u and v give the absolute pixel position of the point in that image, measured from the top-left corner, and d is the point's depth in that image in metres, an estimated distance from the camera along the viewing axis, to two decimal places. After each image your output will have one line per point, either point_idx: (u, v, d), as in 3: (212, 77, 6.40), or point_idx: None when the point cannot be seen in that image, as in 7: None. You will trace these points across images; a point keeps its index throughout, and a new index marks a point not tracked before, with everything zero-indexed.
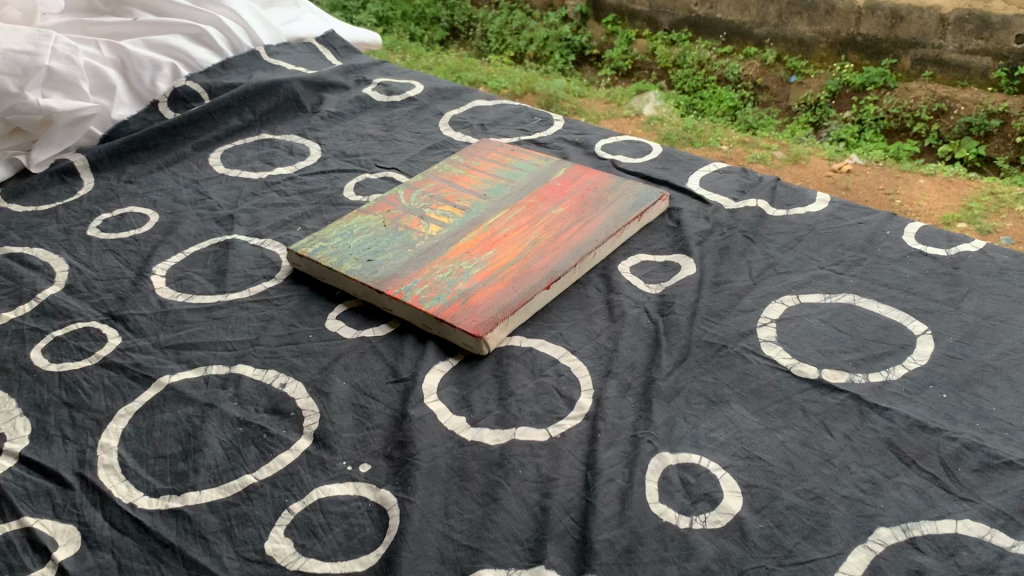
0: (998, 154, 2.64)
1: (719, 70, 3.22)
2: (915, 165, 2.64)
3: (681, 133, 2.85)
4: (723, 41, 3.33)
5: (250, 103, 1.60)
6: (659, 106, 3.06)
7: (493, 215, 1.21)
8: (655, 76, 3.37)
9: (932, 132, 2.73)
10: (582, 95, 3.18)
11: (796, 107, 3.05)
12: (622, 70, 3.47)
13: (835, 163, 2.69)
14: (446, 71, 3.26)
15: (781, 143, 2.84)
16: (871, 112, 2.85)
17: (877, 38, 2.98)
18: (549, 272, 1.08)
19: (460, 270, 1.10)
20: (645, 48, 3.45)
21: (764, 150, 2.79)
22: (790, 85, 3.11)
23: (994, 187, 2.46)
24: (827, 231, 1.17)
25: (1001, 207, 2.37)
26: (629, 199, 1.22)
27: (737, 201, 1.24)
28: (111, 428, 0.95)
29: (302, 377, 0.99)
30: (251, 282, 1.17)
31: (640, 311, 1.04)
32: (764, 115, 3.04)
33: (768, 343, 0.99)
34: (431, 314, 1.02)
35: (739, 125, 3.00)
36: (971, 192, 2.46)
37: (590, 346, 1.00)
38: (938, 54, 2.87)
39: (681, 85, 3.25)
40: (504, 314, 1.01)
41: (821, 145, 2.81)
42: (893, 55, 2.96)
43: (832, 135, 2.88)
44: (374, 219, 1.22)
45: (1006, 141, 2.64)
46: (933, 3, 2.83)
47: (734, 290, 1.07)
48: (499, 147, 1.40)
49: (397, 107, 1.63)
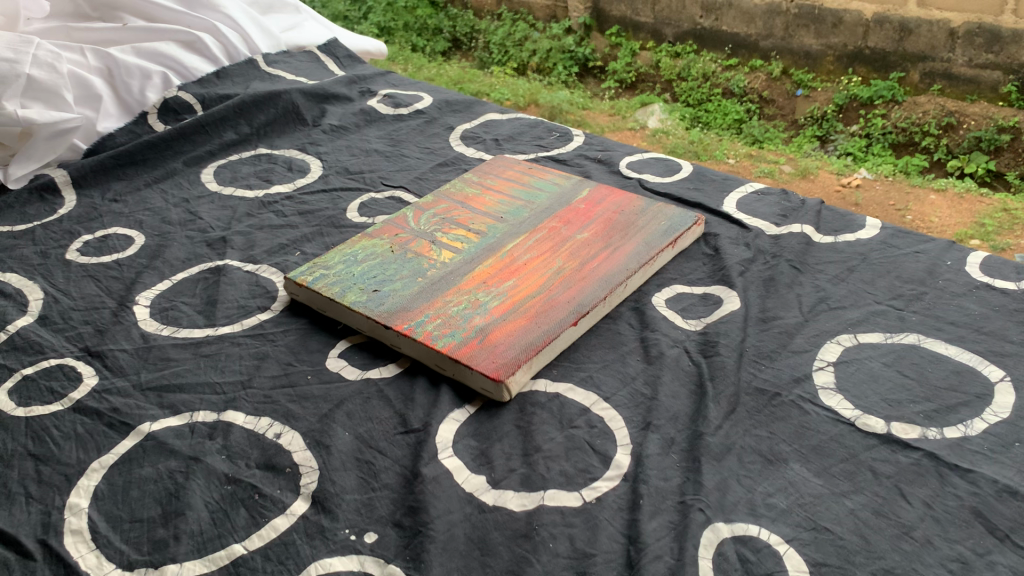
0: (1008, 171, 2.52)
1: (724, 83, 3.11)
2: (925, 182, 2.53)
3: (686, 145, 2.72)
4: (728, 54, 3.19)
5: (246, 115, 1.49)
6: (663, 119, 2.96)
7: (512, 240, 1.10)
8: (660, 88, 3.27)
9: (942, 146, 2.63)
10: (585, 107, 3.07)
11: (802, 120, 2.95)
12: (625, 83, 3.37)
13: (845, 177, 2.58)
14: (448, 81, 3.15)
15: (790, 157, 2.75)
16: (879, 125, 2.75)
17: (886, 51, 2.83)
18: (575, 306, 0.97)
19: (476, 303, 0.98)
20: (649, 60, 3.34)
21: (772, 162, 2.69)
22: (796, 98, 2.99)
23: (1007, 203, 2.35)
24: (881, 261, 1.06)
25: (1012, 224, 2.25)
26: (660, 223, 1.11)
27: (780, 226, 1.13)
28: (82, 486, 0.83)
29: (300, 426, 0.88)
30: (244, 314, 1.05)
31: (680, 352, 0.93)
32: (770, 128, 2.96)
33: (826, 391, 0.88)
34: (445, 354, 0.90)
35: (747, 138, 2.91)
36: (982, 209, 2.36)
37: (625, 392, 0.88)
38: (947, 69, 2.72)
39: (686, 97, 3.15)
40: (527, 354, 0.90)
41: (829, 159, 2.71)
42: (901, 68, 2.81)
43: (839, 148, 2.78)
44: (381, 244, 1.11)
45: (1016, 159, 2.52)
46: (942, 17, 2.65)
47: (784, 328, 0.96)
48: (516, 165, 1.29)
49: (404, 121, 1.53)
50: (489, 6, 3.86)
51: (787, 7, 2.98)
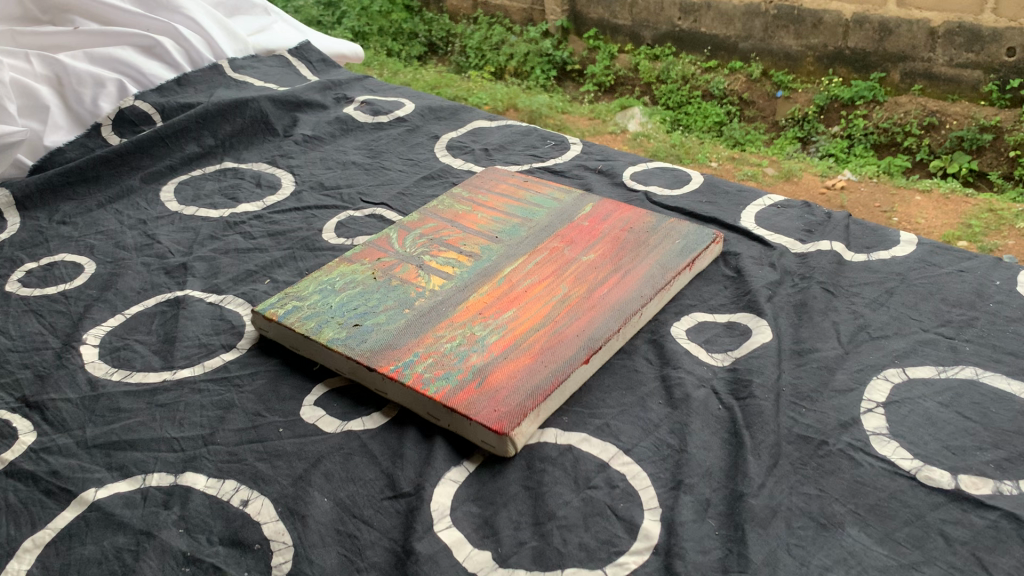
0: (990, 170, 2.44)
1: (704, 84, 3.01)
2: (911, 182, 2.43)
3: (668, 150, 2.62)
4: (707, 56, 3.07)
5: (210, 125, 1.35)
6: (644, 123, 2.84)
7: (509, 263, 0.98)
8: (639, 91, 3.16)
9: (923, 146, 2.53)
10: (564, 110, 2.94)
11: (782, 121, 2.85)
12: (604, 86, 3.25)
13: (828, 180, 2.47)
14: (424, 87, 3.03)
15: (771, 159, 2.64)
16: (860, 126, 2.65)
17: (866, 51, 2.71)
18: (586, 340, 0.85)
19: (472, 337, 0.86)
20: (628, 63, 3.21)
21: (754, 166, 2.57)
22: (776, 100, 2.89)
23: (992, 203, 2.25)
24: (922, 282, 0.95)
25: (1000, 224, 2.15)
26: (674, 242, 0.99)
27: (806, 243, 1.02)
28: (12, 571, 0.70)
29: (271, 491, 0.75)
30: (206, 354, 0.92)
31: (707, 393, 0.81)
32: (750, 131, 2.85)
33: (879, 437, 0.76)
34: (439, 400, 0.78)
35: (727, 141, 2.83)
36: (969, 210, 2.25)
37: (649, 444, 0.77)
38: (928, 68, 2.60)
39: (666, 100, 3.05)
40: (534, 400, 0.78)
41: (812, 161, 2.60)
42: (882, 68, 2.70)
43: (820, 149, 2.68)
44: (362, 269, 0.98)
45: (999, 157, 2.43)
46: (922, 16, 2.54)
47: (824, 362, 0.85)
48: (510, 177, 1.17)
49: (384, 129, 1.40)
50: (464, 10, 3.74)
51: (767, 7, 2.85)
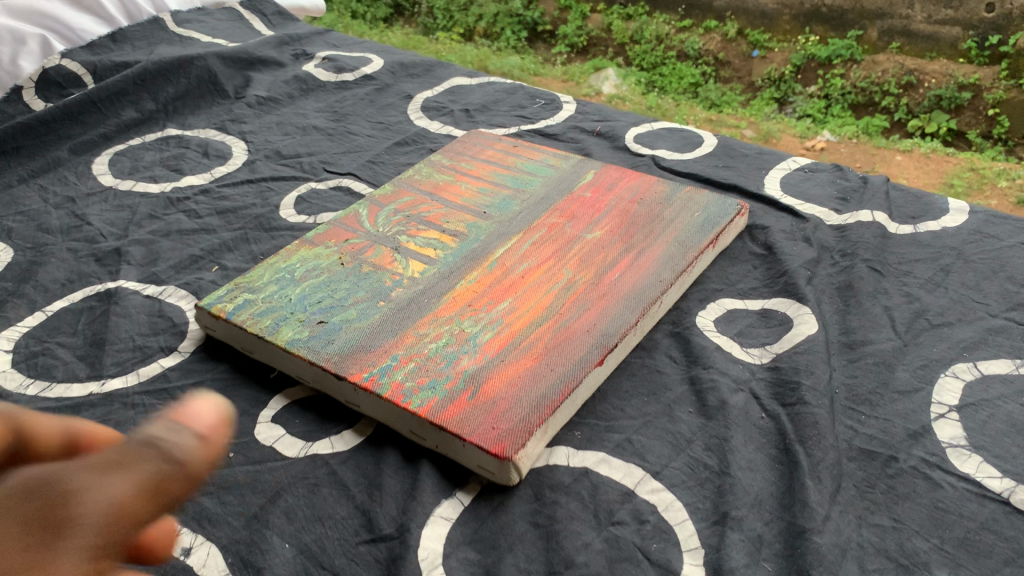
0: (968, 129, 2.16)
1: (679, 45, 2.64)
2: (891, 142, 2.18)
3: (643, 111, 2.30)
4: (682, 15, 2.70)
5: (150, 87, 1.18)
6: (618, 85, 2.53)
7: (501, 244, 0.83)
8: (612, 53, 2.77)
9: (900, 106, 2.23)
10: (536, 73, 2.64)
11: (758, 82, 2.48)
12: (577, 47, 2.83)
13: (807, 140, 2.22)
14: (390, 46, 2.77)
15: (748, 119, 2.36)
16: (837, 85, 2.32)
17: (842, 8, 2.38)
18: (598, 336, 0.70)
19: (461, 335, 0.71)
20: (600, 23, 2.81)
21: (731, 128, 2.29)
22: (752, 60, 2.52)
23: (974, 163, 2.05)
24: (982, 257, 0.82)
25: (983, 181, 1.97)
26: (693, 214, 0.85)
27: (843, 214, 0.89)
28: None
29: (220, 534, 0.61)
30: (142, 360, 0.77)
31: (746, 399, 0.68)
32: (726, 92, 2.50)
33: (957, 450, 0.63)
34: (424, 417, 0.63)
35: (703, 103, 2.48)
36: (951, 167, 2.04)
37: (682, 465, 0.63)
38: (905, 25, 2.27)
39: (640, 62, 2.66)
40: (541, 412, 0.63)
41: (789, 121, 2.31)
42: (858, 26, 2.35)
43: (797, 110, 2.36)
44: (327, 254, 0.83)
45: (977, 115, 2.15)
46: None
47: (880, 357, 0.71)
48: (496, 142, 1.02)
49: (350, 89, 1.24)
50: None
51: None
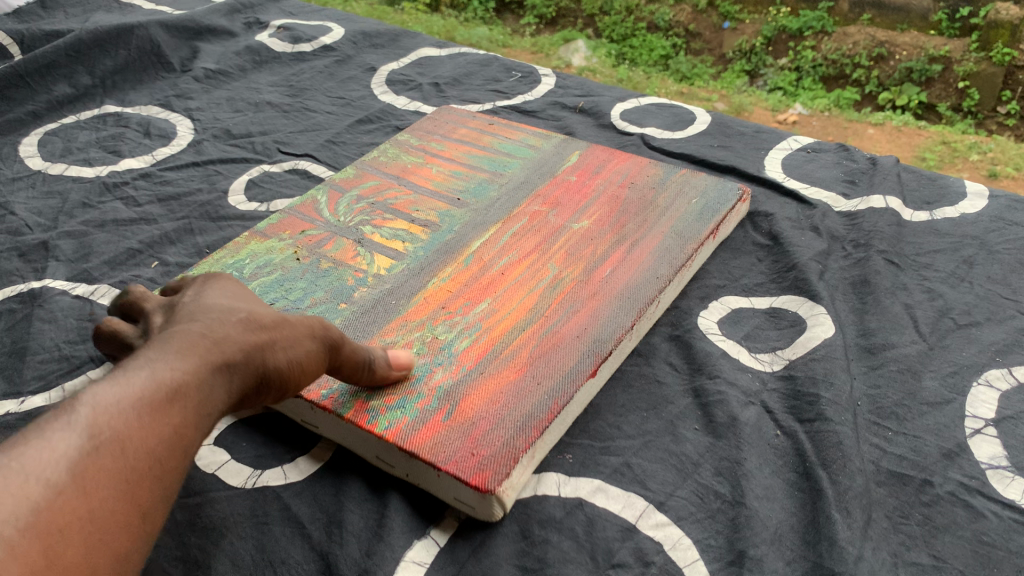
0: (939, 102, 1.89)
1: (649, 16, 2.33)
2: (863, 115, 1.89)
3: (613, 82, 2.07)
4: None
5: (85, 59, 1.07)
6: (590, 56, 2.25)
7: (478, 234, 0.74)
8: (581, 23, 2.45)
9: (871, 79, 1.94)
10: (505, 44, 2.37)
11: (729, 54, 2.21)
12: (545, 18, 2.52)
13: (779, 113, 1.93)
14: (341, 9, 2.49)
15: (719, 92, 2.07)
16: (808, 57, 2.03)
17: None
18: (590, 343, 0.62)
19: (434, 343, 0.62)
20: None
21: (703, 101, 2.00)
22: (723, 32, 2.24)
23: (946, 135, 1.77)
24: (1007, 248, 0.74)
25: (954, 156, 1.69)
26: (690, 201, 0.77)
27: (852, 199, 0.81)
28: None
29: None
30: (69, 372, 0.67)
31: (759, 413, 0.60)
32: (696, 64, 2.23)
33: (999, 473, 0.56)
34: (392, 442, 0.54)
35: (673, 76, 2.21)
36: (922, 141, 1.76)
37: (689, 494, 0.55)
38: None
39: (609, 35, 2.34)
40: (527, 435, 0.54)
41: (760, 94, 2.02)
42: None
43: (768, 84, 2.08)
44: (281, 247, 0.73)
45: (948, 88, 1.88)
46: None
47: (905, 363, 0.64)
48: (470, 119, 0.93)
49: (308, 61, 1.14)
50: None
51: None
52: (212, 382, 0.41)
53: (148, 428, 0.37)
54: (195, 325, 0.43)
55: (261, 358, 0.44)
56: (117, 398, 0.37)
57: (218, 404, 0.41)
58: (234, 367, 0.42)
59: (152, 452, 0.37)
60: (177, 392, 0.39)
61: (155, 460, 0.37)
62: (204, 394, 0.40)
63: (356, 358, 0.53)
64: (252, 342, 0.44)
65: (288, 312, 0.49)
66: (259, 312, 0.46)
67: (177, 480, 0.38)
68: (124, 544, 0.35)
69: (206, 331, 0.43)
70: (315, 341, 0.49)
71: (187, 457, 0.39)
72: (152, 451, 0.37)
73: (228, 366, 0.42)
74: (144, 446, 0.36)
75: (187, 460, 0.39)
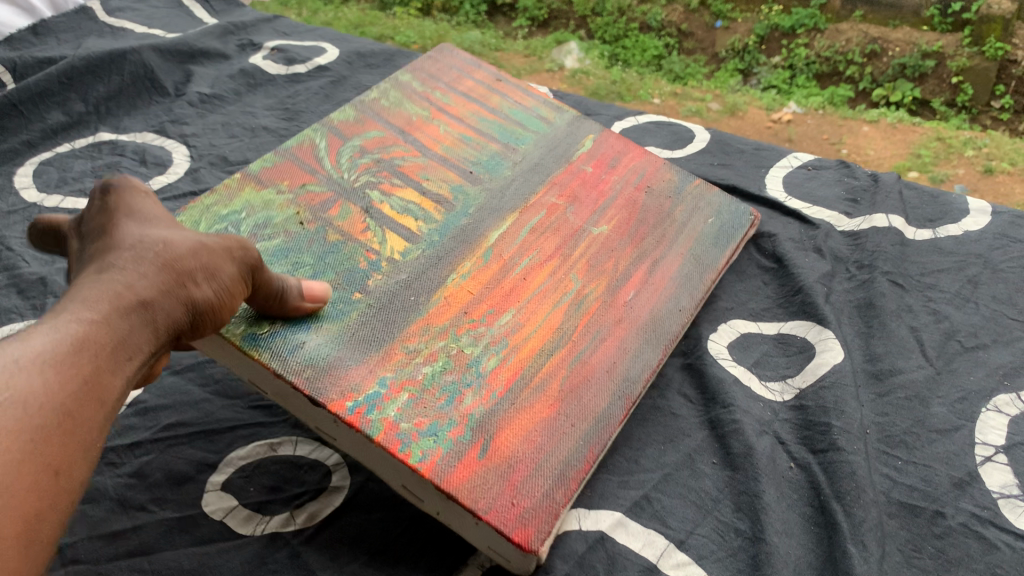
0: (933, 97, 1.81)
1: (641, 16, 2.13)
2: (858, 112, 1.81)
3: (607, 87, 1.95)
4: None
5: (79, 86, 1.06)
6: (583, 58, 2.08)
7: (496, 223, 0.68)
8: (574, 25, 2.23)
9: (865, 75, 1.85)
10: (495, 49, 2.17)
11: (722, 53, 2.04)
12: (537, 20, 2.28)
13: (775, 112, 1.83)
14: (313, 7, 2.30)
15: (713, 92, 1.94)
16: (801, 55, 1.92)
17: None
18: (619, 384, 0.59)
19: (461, 358, 0.57)
20: None
21: (696, 101, 1.90)
22: (715, 31, 2.07)
23: (941, 130, 1.69)
24: (1009, 265, 0.74)
25: (949, 152, 1.61)
26: (705, 220, 0.75)
27: (854, 218, 0.80)
28: None
29: None
30: None
31: (773, 444, 0.60)
32: (690, 63, 2.05)
33: (1011, 502, 0.55)
34: (429, 479, 0.49)
35: (666, 77, 2.02)
36: (916, 138, 1.68)
37: (708, 531, 0.55)
38: None
39: (602, 35, 2.14)
40: (566, 490, 0.52)
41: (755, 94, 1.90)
42: None
43: (762, 82, 1.95)
44: (280, 203, 0.64)
45: (942, 83, 1.81)
46: None
47: (912, 390, 0.63)
48: (477, 71, 0.86)
49: (303, 82, 1.13)
50: None
51: None
52: (128, 326, 0.43)
53: (55, 384, 0.38)
54: (108, 273, 0.44)
55: (182, 294, 0.46)
56: (17, 358, 0.38)
57: (140, 345, 0.43)
58: (152, 308, 0.44)
59: (62, 405, 0.38)
60: (83, 345, 0.40)
61: (63, 415, 0.38)
62: (116, 340, 0.42)
63: (272, 286, 0.52)
64: (171, 279, 0.45)
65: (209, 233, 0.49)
66: (174, 241, 0.47)
67: (97, 429, 0.40)
68: (45, 493, 0.36)
69: (119, 277, 0.44)
70: (236, 262, 0.49)
71: (101, 407, 0.40)
72: (59, 407, 0.38)
73: (144, 308, 0.44)
74: (50, 403, 0.38)
75: (101, 409, 0.40)
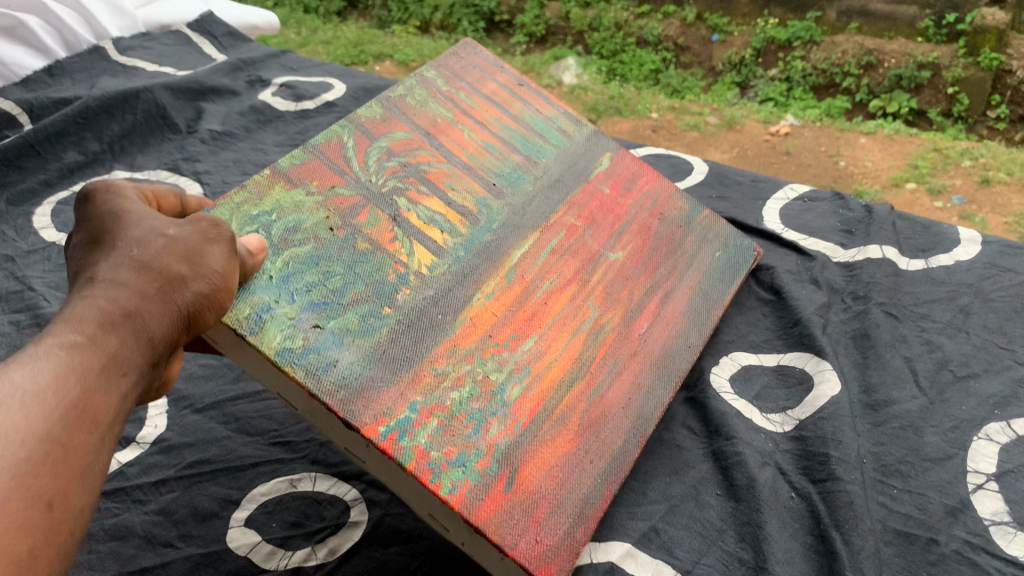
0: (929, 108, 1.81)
1: (638, 31, 2.15)
2: (856, 125, 1.81)
3: (606, 102, 1.96)
4: None
5: (94, 125, 1.08)
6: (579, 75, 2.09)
7: (518, 241, 0.67)
8: (570, 40, 2.23)
9: (861, 86, 1.86)
10: None
11: (718, 66, 2.07)
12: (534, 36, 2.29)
13: (771, 125, 1.84)
14: (311, 31, 2.31)
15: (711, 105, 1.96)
16: (797, 67, 1.93)
17: None
18: (634, 420, 0.62)
19: (486, 385, 0.57)
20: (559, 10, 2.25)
21: (694, 115, 1.91)
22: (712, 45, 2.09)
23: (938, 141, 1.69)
24: (999, 294, 0.77)
25: (946, 163, 1.62)
26: (714, 253, 0.78)
27: (849, 249, 0.83)
28: None
29: None
30: None
31: (774, 474, 0.62)
32: (687, 79, 2.06)
33: (1002, 529, 0.58)
34: (459, 511, 0.50)
35: (664, 91, 2.04)
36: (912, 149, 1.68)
37: (714, 561, 0.58)
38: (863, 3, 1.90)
39: (599, 49, 2.15)
40: (584, 528, 0.55)
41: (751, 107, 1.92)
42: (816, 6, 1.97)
43: (759, 95, 1.96)
44: (310, 206, 0.60)
45: (938, 93, 1.81)
46: None
47: (907, 420, 0.66)
48: (497, 75, 0.83)
49: (313, 118, 1.18)
50: None
51: None
52: (116, 340, 0.43)
53: (38, 415, 0.38)
54: (90, 292, 0.44)
55: (168, 296, 0.46)
56: None
57: (130, 356, 0.43)
58: (138, 316, 0.44)
59: (48, 434, 0.38)
60: (66, 369, 0.40)
61: (52, 442, 0.38)
62: (104, 356, 0.42)
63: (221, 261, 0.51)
64: (153, 283, 0.46)
65: (175, 229, 0.49)
66: (148, 246, 0.47)
67: (93, 450, 0.39)
68: (44, 524, 0.36)
69: (100, 293, 0.44)
70: (214, 248, 0.49)
71: (96, 427, 0.40)
72: (46, 435, 0.37)
73: (129, 318, 0.44)
74: (35, 433, 0.37)
75: (97, 430, 0.40)
